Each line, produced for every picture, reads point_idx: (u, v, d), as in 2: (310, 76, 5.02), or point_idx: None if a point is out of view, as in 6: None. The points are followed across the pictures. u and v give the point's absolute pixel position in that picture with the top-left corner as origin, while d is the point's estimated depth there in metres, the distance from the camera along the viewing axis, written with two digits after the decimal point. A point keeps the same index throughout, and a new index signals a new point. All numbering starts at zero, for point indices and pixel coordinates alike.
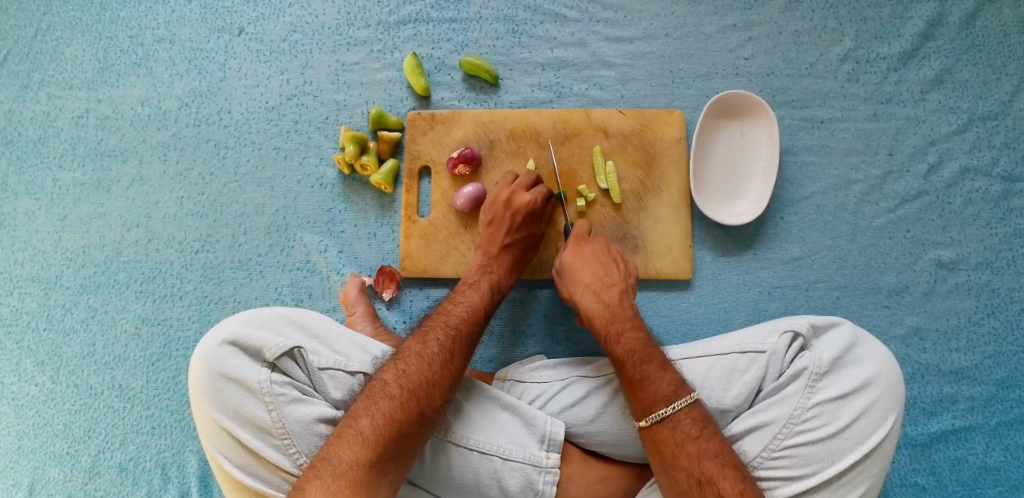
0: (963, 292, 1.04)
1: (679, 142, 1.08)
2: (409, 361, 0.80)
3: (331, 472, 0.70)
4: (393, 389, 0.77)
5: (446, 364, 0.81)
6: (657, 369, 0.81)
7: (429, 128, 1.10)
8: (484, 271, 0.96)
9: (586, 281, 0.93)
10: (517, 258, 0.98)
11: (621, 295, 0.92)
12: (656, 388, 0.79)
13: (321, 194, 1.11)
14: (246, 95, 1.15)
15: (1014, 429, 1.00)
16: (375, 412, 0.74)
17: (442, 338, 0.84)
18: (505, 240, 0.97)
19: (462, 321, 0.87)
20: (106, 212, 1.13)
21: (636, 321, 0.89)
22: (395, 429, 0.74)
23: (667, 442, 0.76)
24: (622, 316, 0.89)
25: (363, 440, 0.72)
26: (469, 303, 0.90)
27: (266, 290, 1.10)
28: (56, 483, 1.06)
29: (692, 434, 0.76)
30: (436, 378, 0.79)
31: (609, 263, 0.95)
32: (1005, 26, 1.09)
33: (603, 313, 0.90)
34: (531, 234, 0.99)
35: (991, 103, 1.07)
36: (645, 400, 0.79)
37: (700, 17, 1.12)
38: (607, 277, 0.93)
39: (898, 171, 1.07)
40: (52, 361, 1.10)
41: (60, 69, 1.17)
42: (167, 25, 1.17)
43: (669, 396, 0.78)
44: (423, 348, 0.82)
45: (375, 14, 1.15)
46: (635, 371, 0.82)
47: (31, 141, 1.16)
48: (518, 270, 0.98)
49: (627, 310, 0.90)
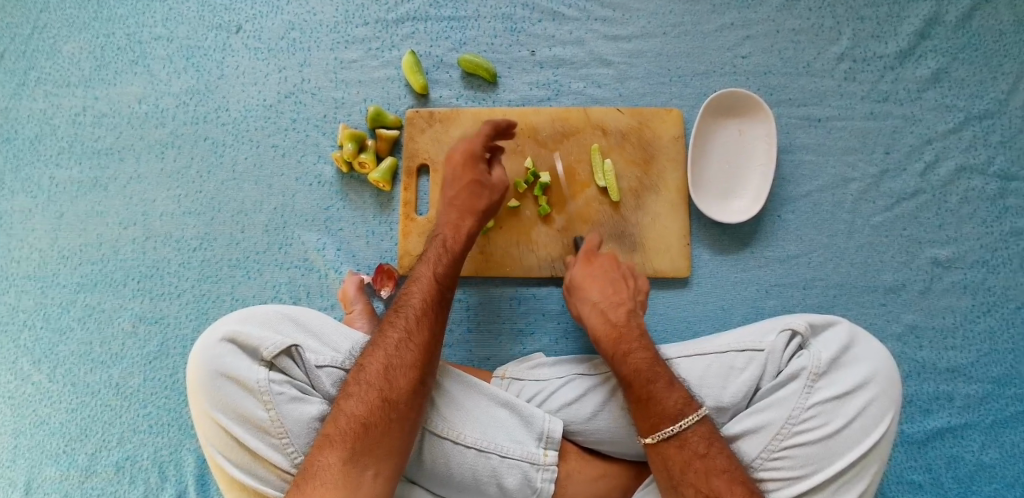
0: (960, 290, 1.05)
1: (677, 141, 1.08)
2: (366, 356, 0.80)
3: (306, 477, 0.71)
4: (353, 386, 0.77)
5: (403, 344, 0.80)
6: (663, 388, 0.80)
7: (426, 125, 1.10)
8: (436, 239, 0.95)
9: (593, 299, 0.93)
10: (468, 208, 0.96)
11: (629, 314, 0.91)
12: (662, 407, 0.79)
13: (319, 192, 1.11)
14: (244, 92, 1.15)
15: (1009, 426, 1.01)
16: (339, 413, 0.75)
17: (396, 320, 0.83)
18: (461, 204, 0.96)
19: (417, 299, 0.85)
20: (103, 210, 1.13)
21: (644, 340, 0.87)
22: (361, 423, 0.74)
23: (674, 460, 0.77)
24: (629, 335, 0.88)
25: (331, 442, 0.73)
26: (421, 279, 0.88)
27: (263, 288, 1.09)
28: (53, 482, 1.06)
29: (700, 451, 0.76)
30: (395, 361, 0.79)
31: (618, 281, 0.95)
32: (1001, 26, 1.09)
33: (609, 332, 0.89)
34: (480, 183, 0.97)
35: (987, 102, 1.08)
36: (651, 418, 0.79)
37: (697, 16, 1.13)
38: (615, 296, 0.93)
39: (895, 169, 1.07)
40: (48, 359, 1.09)
41: (57, 67, 1.17)
42: (165, 23, 1.17)
43: (676, 415, 0.78)
44: (379, 338, 0.82)
45: (372, 12, 1.15)
46: (642, 390, 0.81)
47: (28, 139, 1.15)
48: (473, 220, 0.96)
49: (635, 329, 0.89)
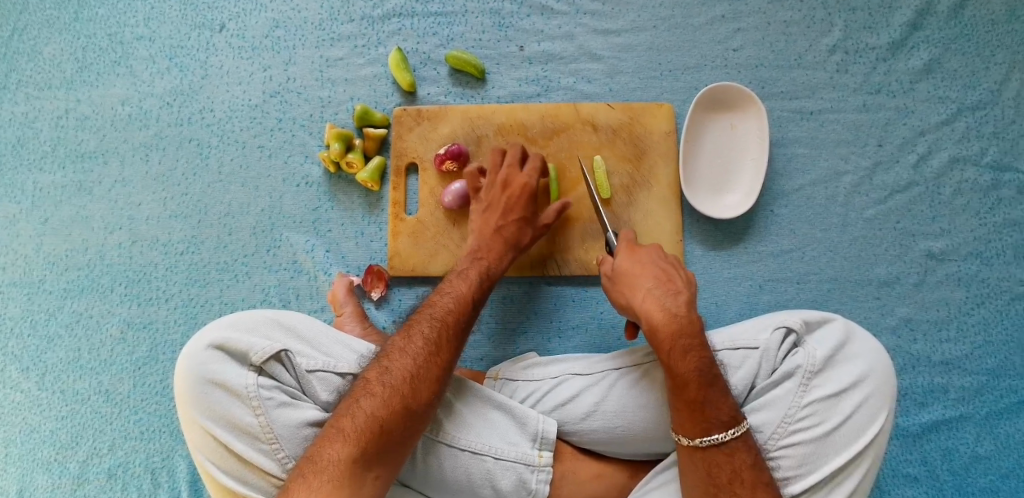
0: (953, 283, 1.04)
1: (668, 136, 1.07)
2: (393, 357, 0.78)
3: (312, 470, 0.70)
4: (375, 386, 0.75)
5: (431, 356, 0.79)
6: (719, 394, 0.77)
7: (415, 124, 1.08)
8: (475, 259, 0.93)
9: (645, 287, 0.85)
10: (510, 241, 0.96)
11: (688, 304, 0.83)
12: (716, 410, 0.76)
13: (307, 193, 1.10)
14: (229, 93, 1.13)
15: (1004, 418, 1.01)
16: (357, 410, 0.73)
17: (427, 330, 0.81)
18: (501, 227, 0.96)
19: (450, 312, 0.84)
20: (88, 214, 1.11)
21: (702, 336, 0.80)
22: (378, 425, 0.72)
23: (721, 468, 0.75)
24: (689, 330, 0.80)
25: (344, 438, 0.71)
26: (457, 293, 0.88)
27: (252, 291, 1.08)
28: (44, 491, 1.05)
29: (748, 462, 0.75)
30: (422, 372, 0.77)
31: (669, 268, 0.87)
32: (993, 15, 1.08)
33: (669, 324, 0.80)
34: (526, 220, 0.97)
35: (980, 93, 1.07)
36: (701, 423, 0.76)
37: (687, 8, 1.11)
38: (671, 285, 0.85)
39: (888, 161, 1.07)
40: (36, 367, 1.08)
41: (38, 69, 1.15)
42: (147, 23, 1.15)
43: (727, 422, 0.76)
44: (408, 343, 0.80)
45: (358, 8, 1.13)
46: (697, 393, 0.77)
47: (11, 144, 1.13)
48: (513, 255, 0.96)
49: (696, 324, 0.81)
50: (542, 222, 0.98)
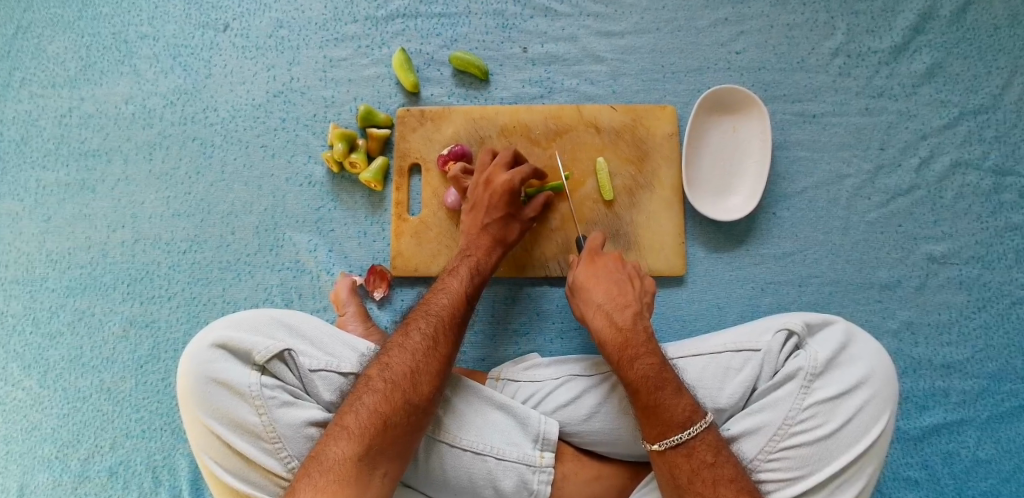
0: (954, 286, 1.04)
1: (671, 138, 1.07)
2: (392, 354, 0.79)
3: (319, 469, 0.69)
4: (377, 382, 0.76)
5: (428, 351, 0.79)
6: (671, 395, 0.78)
7: (418, 124, 1.09)
8: (465, 257, 0.94)
9: (598, 302, 0.89)
10: (498, 238, 0.96)
11: (635, 316, 0.87)
12: (670, 415, 0.77)
13: (310, 193, 1.10)
14: (233, 92, 1.13)
15: (1005, 422, 1.01)
16: (360, 405, 0.74)
17: (425, 326, 0.82)
18: (491, 227, 0.96)
19: (446, 308, 0.85)
20: (90, 213, 1.12)
21: (651, 346, 0.84)
22: (382, 420, 0.73)
23: (681, 469, 0.76)
24: (636, 341, 0.84)
25: (349, 435, 0.71)
26: (452, 290, 0.88)
27: (255, 290, 1.08)
28: (45, 488, 1.05)
29: (708, 460, 0.75)
30: (421, 366, 0.78)
31: (624, 282, 0.91)
32: (996, 20, 1.09)
33: (615, 338, 0.85)
34: (510, 216, 0.96)
35: (982, 97, 1.07)
36: (658, 426, 0.77)
37: (691, 11, 1.11)
38: (621, 298, 0.89)
39: (890, 165, 1.07)
40: (38, 365, 1.08)
41: (42, 67, 1.15)
42: (151, 22, 1.15)
43: (683, 423, 0.77)
44: (406, 339, 0.81)
45: (362, 9, 1.13)
46: (648, 398, 0.78)
47: (14, 141, 1.13)
48: (501, 251, 0.96)
49: (641, 334, 0.85)
50: (527, 216, 0.98)
